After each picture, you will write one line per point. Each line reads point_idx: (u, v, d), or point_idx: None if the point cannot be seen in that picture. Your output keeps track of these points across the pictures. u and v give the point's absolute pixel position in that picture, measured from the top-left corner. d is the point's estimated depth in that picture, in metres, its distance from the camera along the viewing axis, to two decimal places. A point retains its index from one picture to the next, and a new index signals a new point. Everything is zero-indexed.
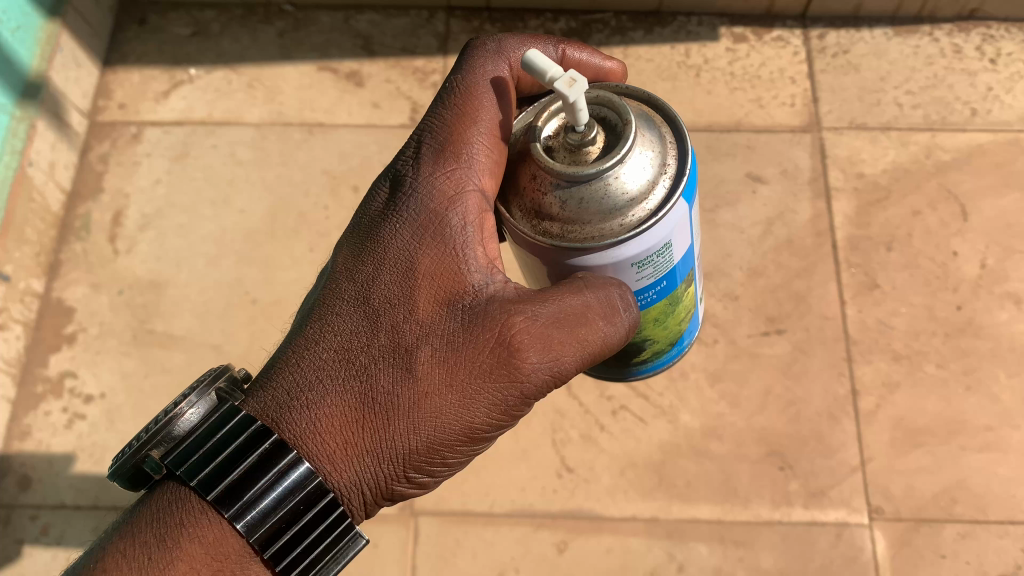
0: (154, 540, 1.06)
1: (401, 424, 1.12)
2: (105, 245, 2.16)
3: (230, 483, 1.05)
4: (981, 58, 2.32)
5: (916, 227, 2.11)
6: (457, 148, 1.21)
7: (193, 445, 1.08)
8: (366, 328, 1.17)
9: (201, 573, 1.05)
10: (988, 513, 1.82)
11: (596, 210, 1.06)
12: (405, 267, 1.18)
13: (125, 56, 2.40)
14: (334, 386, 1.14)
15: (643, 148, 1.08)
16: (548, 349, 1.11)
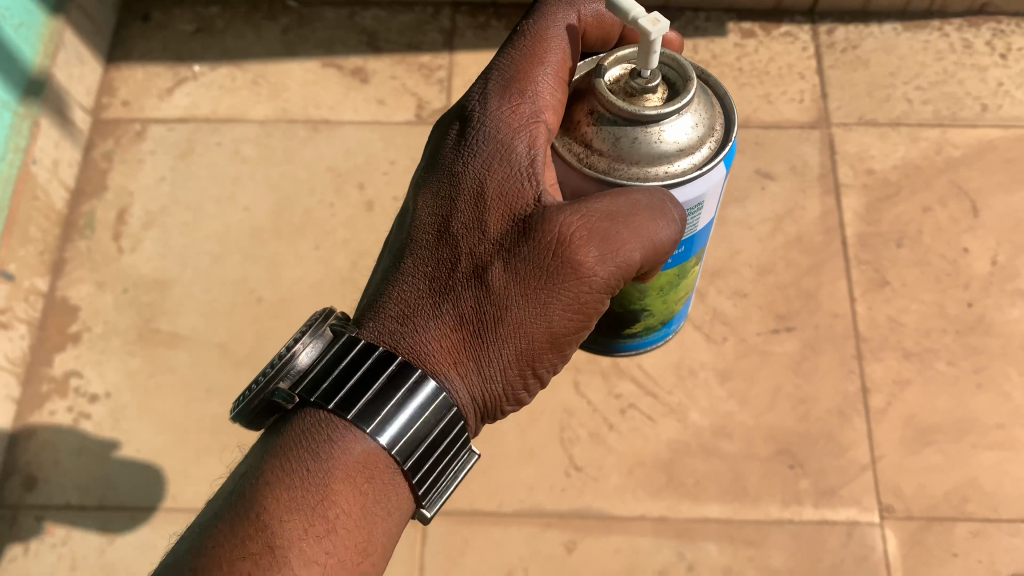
0: (307, 458, 1.08)
1: (500, 338, 1.13)
2: (109, 243, 2.15)
3: (367, 402, 1.08)
4: (991, 53, 2.30)
5: (926, 223, 2.09)
6: (528, 84, 1.22)
7: (327, 373, 1.11)
8: (450, 253, 1.17)
9: (357, 481, 1.08)
10: (1000, 511, 1.81)
11: (640, 149, 1.16)
12: (477, 192, 1.18)
13: (129, 53, 2.39)
14: (432, 308, 1.15)
15: (692, 110, 1.19)
16: (616, 248, 1.11)
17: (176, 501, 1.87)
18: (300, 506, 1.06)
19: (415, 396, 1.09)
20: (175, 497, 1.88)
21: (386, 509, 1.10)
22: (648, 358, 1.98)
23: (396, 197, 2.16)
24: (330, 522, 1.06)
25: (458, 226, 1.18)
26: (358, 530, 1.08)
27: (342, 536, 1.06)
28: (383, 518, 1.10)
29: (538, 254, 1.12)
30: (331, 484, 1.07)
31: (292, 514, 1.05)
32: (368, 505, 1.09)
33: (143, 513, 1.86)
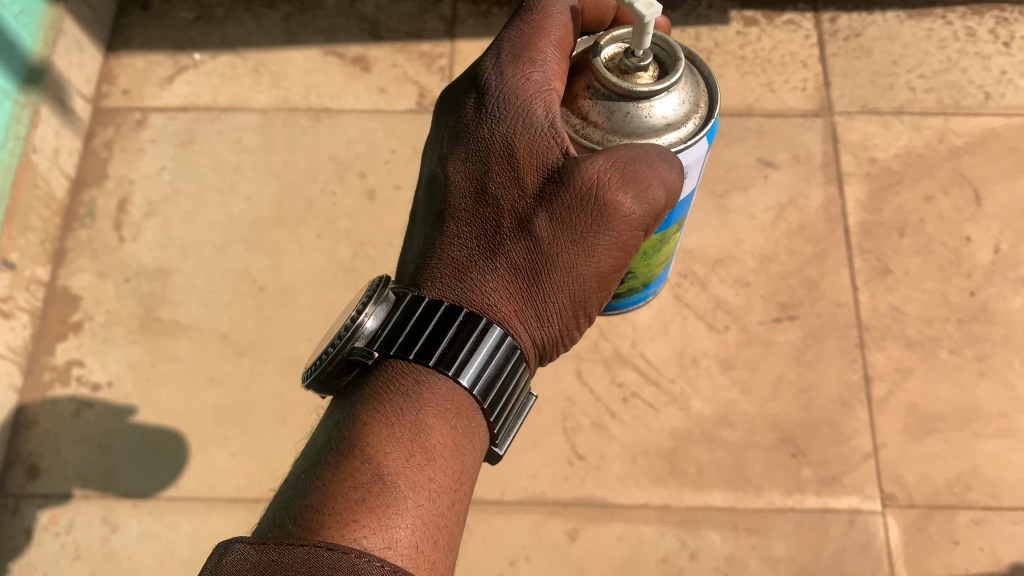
0: (398, 398, 1.09)
1: (553, 285, 1.17)
2: (110, 232, 2.14)
3: (445, 348, 1.09)
4: (995, 41, 2.29)
5: (929, 212, 2.09)
6: (540, 50, 1.23)
7: (400, 328, 1.11)
8: (492, 215, 1.20)
9: (447, 415, 1.08)
10: (1002, 500, 1.81)
11: (633, 123, 1.15)
12: (507, 156, 1.21)
13: (129, 41, 2.38)
14: (481, 266, 1.18)
15: (682, 85, 1.18)
16: (648, 189, 1.13)
17: (179, 489, 1.88)
18: (398, 440, 1.05)
19: (488, 342, 1.11)
20: (178, 485, 1.88)
21: (474, 443, 1.11)
22: (650, 346, 1.97)
23: (398, 186, 2.15)
24: (428, 453, 1.06)
25: (497, 188, 1.20)
26: (453, 460, 1.07)
27: (440, 466, 1.06)
28: (472, 452, 1.10)
29: (580, 204, 1.15)
30: (424, 417, 1.07)
31: (392, 449, 1.04)
32: (460, 437, 1.09)
33: (146, 502, 1.87)
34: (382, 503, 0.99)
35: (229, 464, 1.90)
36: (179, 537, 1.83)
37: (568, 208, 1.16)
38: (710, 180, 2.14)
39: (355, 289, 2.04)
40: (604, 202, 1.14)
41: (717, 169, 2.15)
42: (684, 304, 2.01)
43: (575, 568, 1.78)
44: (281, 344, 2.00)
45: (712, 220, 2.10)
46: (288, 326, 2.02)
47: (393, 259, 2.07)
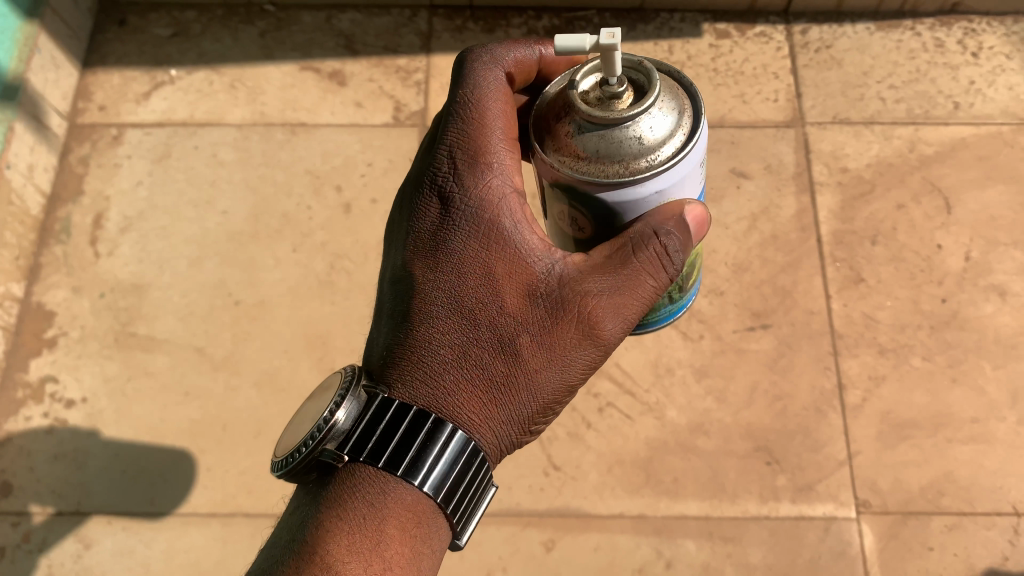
0: (363, 504, 1.09)
1: (522, 393, 1.17)
2: (86, 247, 2.14)
3: (412, 455, 1.08)
4: (963, 52, 2.32)
5: (900, 220, 2.11)
6: (490, 150, 1.21)
7: (371, 431, 1.10)
8: (462, 319, 1.17)
9: (408, 530, 1.09)
10: (976, 505, 1.82)
11: (655, 141, 1.07)
12: (483, 269, 1.18)
13: (105, 58, 2.38)
14: (451, 372, 1.16)
15: (661, 82, 1.11)
16: (620, 313, 1.17)
17: (154, 505, 1.87)
18: (357, 549, 1.08)
19: (450, 456, 1.10)
20: (153, 501, 1.87)
21: (434, 549, 1.12)
22: (625, 356, 1.98)
23: (374, 199, 2.16)
24: (385, 562, 1.08)
25: (468, 292, 1.18)
26: (409, 567, 1.09)
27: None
28: (431, 556, 1.11)
29: (553, 314, 1.16)
30: (383, 527, 1.08)
31: (351, 558, 1.07)
32: (418, 546, 1.10)
33: (120, 518, 1.86)
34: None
35: (204, 478, 1.89)
36: (155, 553, 1.83)
37: (542, 319, 1.16)
38: None
39: (331, 302, 2.05)
40: (579, 314, 1.15)
41: None
42: None
43: None
44: (257, 358, 2.00)
45: None
46: (264, 337, 2.02)
47: (369, 272, 2.07)
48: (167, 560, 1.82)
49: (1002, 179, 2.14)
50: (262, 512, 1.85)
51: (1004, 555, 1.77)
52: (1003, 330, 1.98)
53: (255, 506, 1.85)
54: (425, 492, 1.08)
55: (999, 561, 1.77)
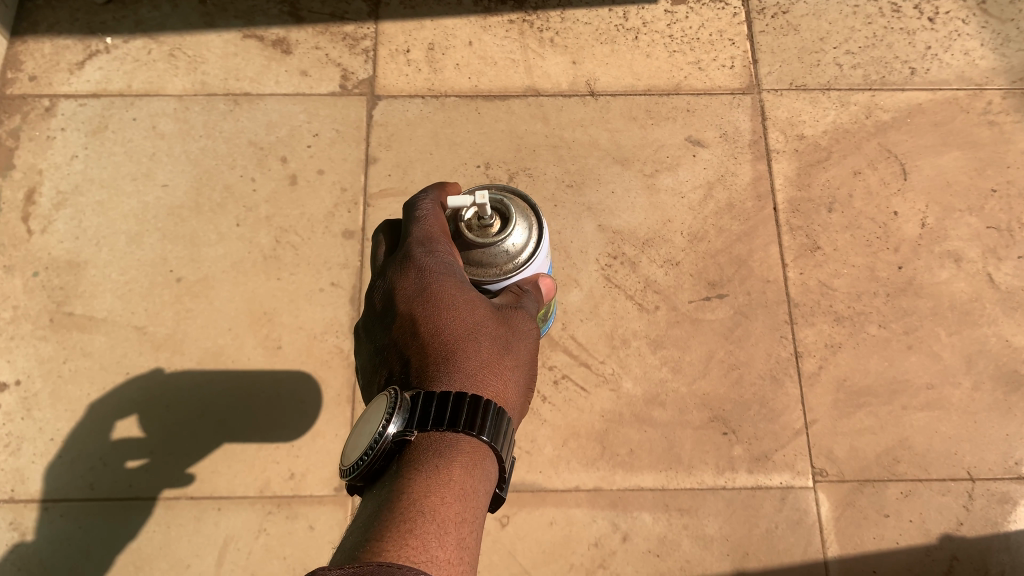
0: (430, 456, 1.02)
1: (522, 389, 1.20)
2: (18, 224, 2.04)
3: (469, 410, 1.05)
4: (920, 17, 2.29)
5: (856, 186, 2.09)
6: (439, 232, 1.28)
7: (427, 408, 1.05)
8: (470, 338, 1.18)
9: (472, 470, 1.02)
10: (930, 471, 1.82)
11: (515, 253, 1.28)
12: (474, 303, 1.22)
13: (35, 25, 2.26)
14: (472, 373, 1.13)
15: (514, 207, 1.30)
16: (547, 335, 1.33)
17: (94, 491, 1.80)
18: (432, 486, 0.98)
19: (495, 416, 1.08)
20: (93, 487, 1.80)
21: (488, 494, 1.04)
22: (580, 328, 1.93)
23: (320, 170, 2.09)
24: (461, 496, 0.98)
25: (458, 317, 1.20)
26: (475, 502, 1.00)
27: (465, 503, 0.98)
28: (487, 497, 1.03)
29: (515, 319, 1.25)
30: (450, 467, 1.01)
31: (429, 494, 0.97)
32: (480, 485, 1.02)
33: (57, 504, 1.78)
34: (424, 536, 0.90)
35: (149, 463, 1.82)
36: (96, 539, 1.76)
37: (522, 334, 1.24)
38: (638, 160, 2.11)
39: (277, 277, 1.98)
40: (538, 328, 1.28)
41: (646, 148, 2.12)
42: (614, 284, 1.98)
43: (506, 555, 1.74)
44: (200, 335, 1.93)
45: (640, 200, 2.07)
46: (208, 315, 1.95)
47: (316, 246, 2.01)
48: (109, 546, 1.75)
49: (957, 145, 2.13)
50: (207, 494, 1.79)
51: (958, 521, 1.77)
52: (958, 297, 1.98)
53: (200, 488, 1.79)
54: (481, 440, 1.04)
55: (954, 526, 1.77)
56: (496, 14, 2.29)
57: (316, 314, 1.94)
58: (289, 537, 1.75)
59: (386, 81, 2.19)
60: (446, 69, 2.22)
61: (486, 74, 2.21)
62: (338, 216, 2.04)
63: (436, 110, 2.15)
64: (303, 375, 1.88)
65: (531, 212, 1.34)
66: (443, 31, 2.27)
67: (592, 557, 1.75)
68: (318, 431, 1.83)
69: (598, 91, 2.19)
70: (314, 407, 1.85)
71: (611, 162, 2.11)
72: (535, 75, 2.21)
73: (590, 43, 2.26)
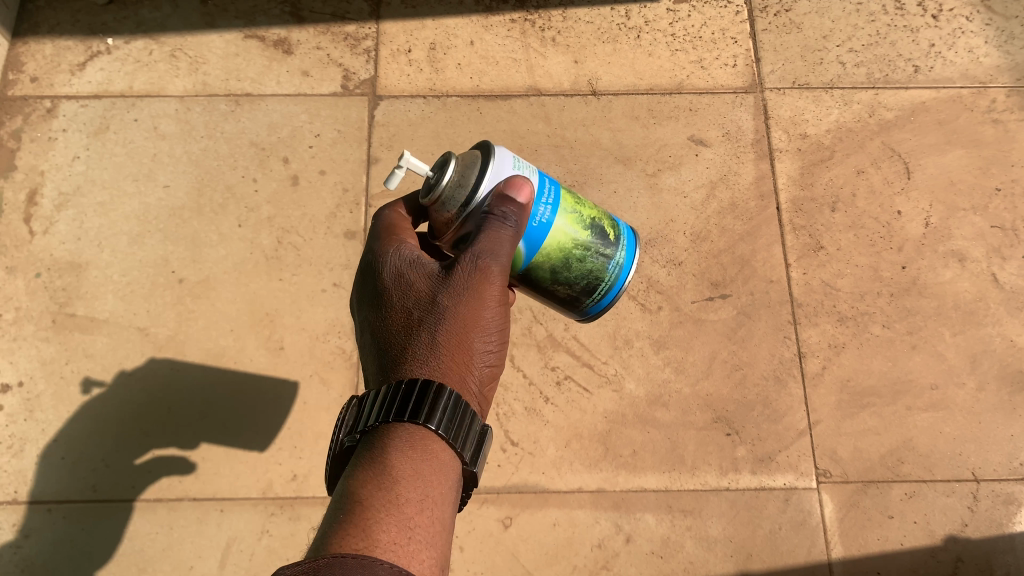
0: (372, 450, 1.07)
1: (465, 348, 1.17)
2: (20, 225, 2.04)
3: (397, 400, 1.07)
4: (923, 14, 2.28)
5: (860, 186, 2.08)
6: (386, 234, 1.33)
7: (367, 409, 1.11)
8: (401, 322, 1.20)
9: (412, 454, 1.04)
10: (935, 472, 1.81)
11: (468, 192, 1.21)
12: (405, 285, 1.23)
13: (37, 26, 2.26)
14: (403, 360, 1.16)
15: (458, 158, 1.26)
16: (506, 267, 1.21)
17: (96, 493, 1.80)
18: (371, 476, 1.01)
19: (453, 404, 1.09)
20: (96, 488, 1.80)
21: (438, 472, 1.05)
22: (583, 329, 1.93)
23: (322, 171, 2.08)
24: (399, 480, 1.01)
25: (394, 304, 1.22)
26: (419, 482, 1.02)
27: (411, 486, 1.01)
28: (438, 476, 1.05)
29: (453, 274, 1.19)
30: (389, 456, 1.04)
31: (375, 484, 1.00)
32: (422, 467, 1.04)
33: (60, 505, 1.78)
34: (367, 526, 0.93)
35: (151, 464, 1.82)
36: (98, 541, 1.76)
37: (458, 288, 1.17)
38: (640, 160, 2.10)
39: (278, 278, 1.98)
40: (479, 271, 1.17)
41: (648, 148, 2.11)
42: None
43: (508, 557, 1.74)
44: (202, 336, 1.93)
45: (643, 199, 2.06)
46: (210, 317, 1.95)
47: (318, 247, 2.00)
48: (111, 548, 1.75)
49: (961, 143, 2.12)
50: (209, 496, 1.79)
51: (963, 521, 1.77)
52: (962, 296, 1.97)
53: (202, 490, 1.79)
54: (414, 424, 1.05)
55: (958, 527, 1.76)
56: (498, 14, 2.29)
57: (318, 315, 1.94)
58: (292, 538, 1.74)
59: (388, 81, 2.19)
60: (448, 69, 2.21)
61: (488, 73, 2.20)
62: (340, 217, 2.03)
63: (438, 110, 2.15)
64: (304, 376, 1.88)
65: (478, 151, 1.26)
66: (444, 30, 2.27)
67: (595, 559, 1.74)
68: (320, 433, 1.83)
69: (600, 90, 2.18)
70: (316, 408, 1.85)
71: (613, 161, 2.10)
72: (537, 75, 2.20)
73: (593, 42, 2.25)
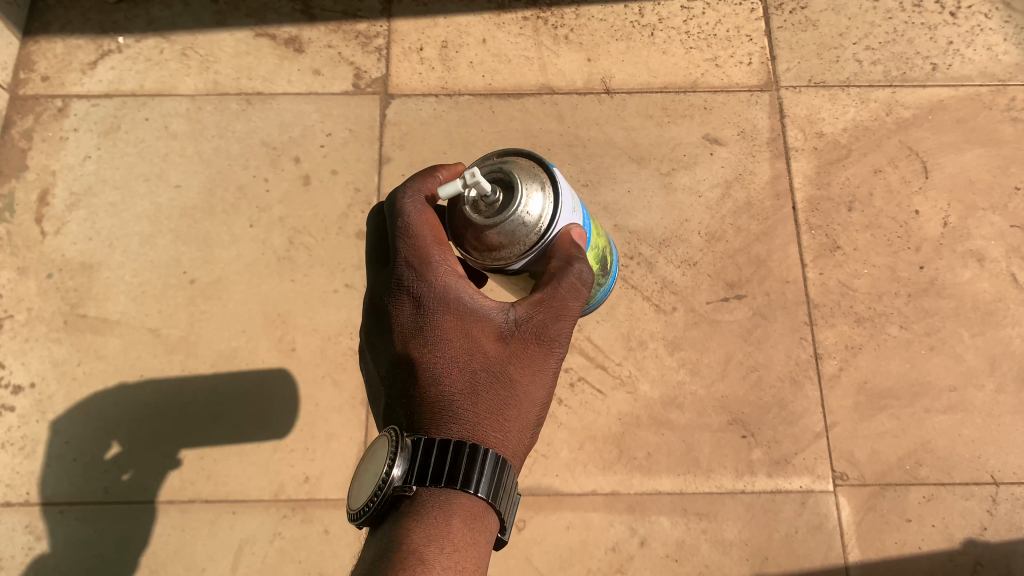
0: (429, 509, 1.04)
1: (529, 412, 1.16)
2: (32, 226, 2.03)
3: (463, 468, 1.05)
4: (941, 11, 2.25)
5: (877, 185, 2.06)
6: (434, 249, 1.17)
7: (427, 456, 1.06)
8: (463, 378, 1.14)
9: (465, 519, 1.04)
10: (954, 475, 1.79)
11: (534, 222, 1.10)
12: (465, 334, 1.15)
13: (48, 25, 2.25)
14: (471, 423, 1.11)
15: (524, 179, 1.12)
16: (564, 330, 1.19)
17: (108, 494, 1.79)
18: (430, 538, 1.01)
19: (491, 462, 1.08)
20: (108, 490, 1.80)
21: (487, 541, 1.07)
22: (596, 330, 1.91)
23: (333, 171, 2.07)
24: (454, 547, 1.02)
25: (450, 351, 1.15)
26: (472, 550, 1.03)
27: (463, 558, 1.02)
28: (483, 542, 1.06)
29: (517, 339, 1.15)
30: (449, 519, 1.03)
31: (434, 554, 1.00)
32: (476, 535, 1.05)
33: (73, 507, 1.78)
34: None
35: (162, 465, 1.82)
36: (111, 543, 1.75)
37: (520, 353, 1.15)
38: (654, 159, 2.08)
39: (290, 279, 1.97)
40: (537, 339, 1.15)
41: (662, 146, 2.09)
42: (631, 285, 1.95)
43: (522, 560, 1.73)
44: (214, 337, 1.92)
45: (657, 199, 2.04)
46: (222, 318, 1.94)
47: (330, 248, 1.99)
48: (125, 550, 1.75)
49: (980, 142, 2.09)
50: (221, 498, 1.78)
51: (982, 525, 1.74)
52: (981, 297, 1.94)
53: (214, 492, 1.79)
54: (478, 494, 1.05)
55: (977, 531, 1.74)
56: (510, 11, 2.26)
57: (330, 317, 1.92)
58: (305, 541, 1.74)
59: (400, 80, 2.17)
60: (460, 67, 2.19)
61: (501, 71, 2.18)
62: (352, 217, 2.02)
63: (450, 109, 2.13)
64: (316, 377, 1.87)
65: (537, 168, 1.16)
66: (456, 28, 2.25)
67: (609, 562, 1.73)
68: (332, 434, 1.82)
69: (613, 88, 2.16)
70: (328, 411, 1.84)
71: (627, 160, 2.08)
72: (550, 73, 2.18)
73: (606, 40, 2.23)
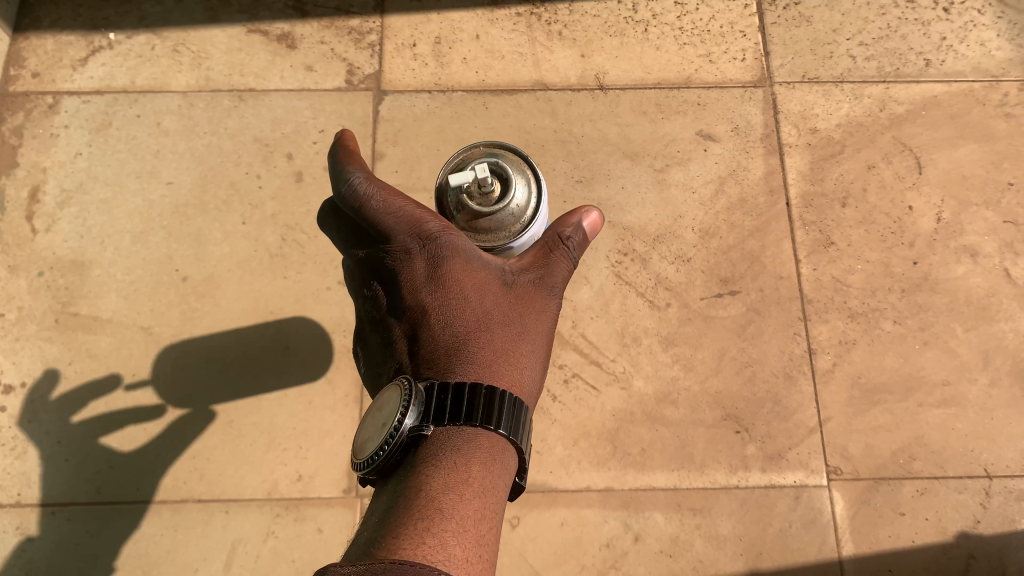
0: (449, 453, 1.03)
1: (536, 350, 1.23)
2: (23, 224, 2.02)
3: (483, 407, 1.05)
4: (934, 7, 2.24)
5: (870, 181, 2.06)
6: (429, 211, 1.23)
7: (443, 401, 1.06)
8: (474, 322, 1.19)
9: (486, 464, 1.04)
10: (947, 469, 1.80)
11: (521, 213, 1.22)
12: (471, 281, 1.21)
13: (37, 21, 2.23)
14: (487, 360, 1.15)
15: (515, 172, 1.23)
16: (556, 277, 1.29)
17: (101, 495, 1.79)
18: (450, 481, 1.00)
19: (508, 402, 1.08)
20: (101, 490, 1.79)
21: (506, 485, 1.06)
22: (591, 326, 1.91)
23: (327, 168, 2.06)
24: (475, 489, 1.00)
25: (460, 299, 1.20)
26: (492, 493, 1.02)
27: (485, 500, 1.01)
28: (504, 488, 1.05)
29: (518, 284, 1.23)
30: (468, 462, 1.03)
31: (456, 494, 0.98)
32: (496, 479, 1.04)
33: (65, 508, 1.77)
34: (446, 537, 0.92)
35: (156, 465, 1.81)
36: (105, 544, 1.75)
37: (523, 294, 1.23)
38: (648, 155, 2.08)
39: (283, 276, 1.96)
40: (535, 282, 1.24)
41: (656, 142, 2.09)
42: (625, 282, 1.95)
43: (517, 557, 1.73)
44: (206, 335, 1.91)
45: (651, 195, 2.04)
46: (214, 315, 1.93)
47: (323, 244, 1.98)
48: (119, 550, 1.75)
49: (973, 138, 2.10)
50: (214, 496, 1.78)
51: (976, 518, 1.75)
52: (974, 292, 1.95)
53: (207, 490, 1.78)
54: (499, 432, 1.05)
55: (971, 524, 1.74)
56: (504, 7, 2.26)
57: (323, 313, 1.92)
58: (299, 537, 1.73)
59: (393, 76, 2.16)
60: (453, 63, 2.19)
61: (494, 68, 2.18)
62: None
63: (443, 105, 2.13)
64: (309, 375, 1.86)
65: (522, 163, 1.26)
66: (449, 24, 2.24)
67: (604, 558, 1.73)
68: (325, 431, 1.81)
69: (607, 85, 2.16)
70: (322, 408, 1.83)
71: (621, 157, 2.08)
72: (543, 69, 2.18)
73: (599, 36, 2.22)
